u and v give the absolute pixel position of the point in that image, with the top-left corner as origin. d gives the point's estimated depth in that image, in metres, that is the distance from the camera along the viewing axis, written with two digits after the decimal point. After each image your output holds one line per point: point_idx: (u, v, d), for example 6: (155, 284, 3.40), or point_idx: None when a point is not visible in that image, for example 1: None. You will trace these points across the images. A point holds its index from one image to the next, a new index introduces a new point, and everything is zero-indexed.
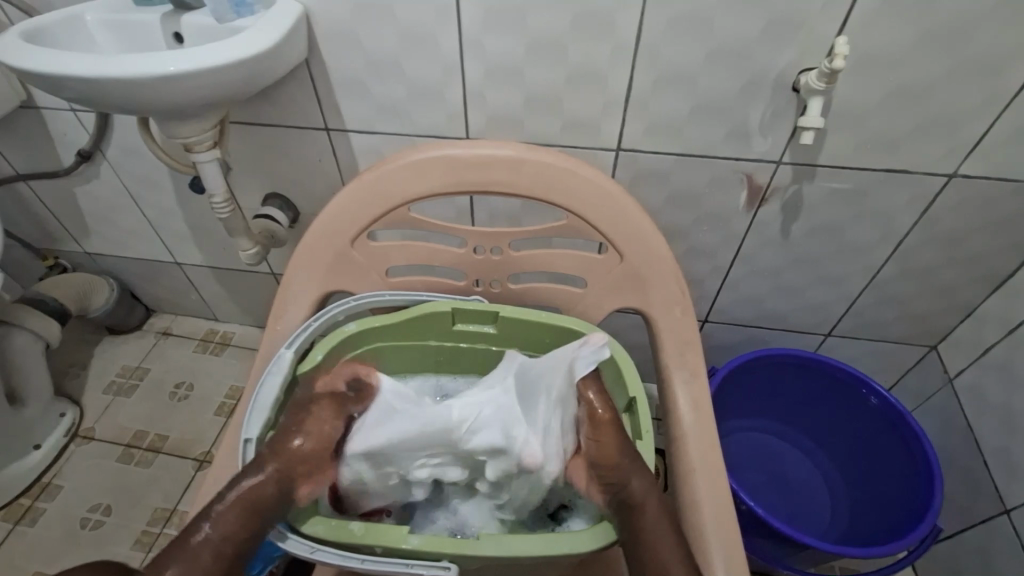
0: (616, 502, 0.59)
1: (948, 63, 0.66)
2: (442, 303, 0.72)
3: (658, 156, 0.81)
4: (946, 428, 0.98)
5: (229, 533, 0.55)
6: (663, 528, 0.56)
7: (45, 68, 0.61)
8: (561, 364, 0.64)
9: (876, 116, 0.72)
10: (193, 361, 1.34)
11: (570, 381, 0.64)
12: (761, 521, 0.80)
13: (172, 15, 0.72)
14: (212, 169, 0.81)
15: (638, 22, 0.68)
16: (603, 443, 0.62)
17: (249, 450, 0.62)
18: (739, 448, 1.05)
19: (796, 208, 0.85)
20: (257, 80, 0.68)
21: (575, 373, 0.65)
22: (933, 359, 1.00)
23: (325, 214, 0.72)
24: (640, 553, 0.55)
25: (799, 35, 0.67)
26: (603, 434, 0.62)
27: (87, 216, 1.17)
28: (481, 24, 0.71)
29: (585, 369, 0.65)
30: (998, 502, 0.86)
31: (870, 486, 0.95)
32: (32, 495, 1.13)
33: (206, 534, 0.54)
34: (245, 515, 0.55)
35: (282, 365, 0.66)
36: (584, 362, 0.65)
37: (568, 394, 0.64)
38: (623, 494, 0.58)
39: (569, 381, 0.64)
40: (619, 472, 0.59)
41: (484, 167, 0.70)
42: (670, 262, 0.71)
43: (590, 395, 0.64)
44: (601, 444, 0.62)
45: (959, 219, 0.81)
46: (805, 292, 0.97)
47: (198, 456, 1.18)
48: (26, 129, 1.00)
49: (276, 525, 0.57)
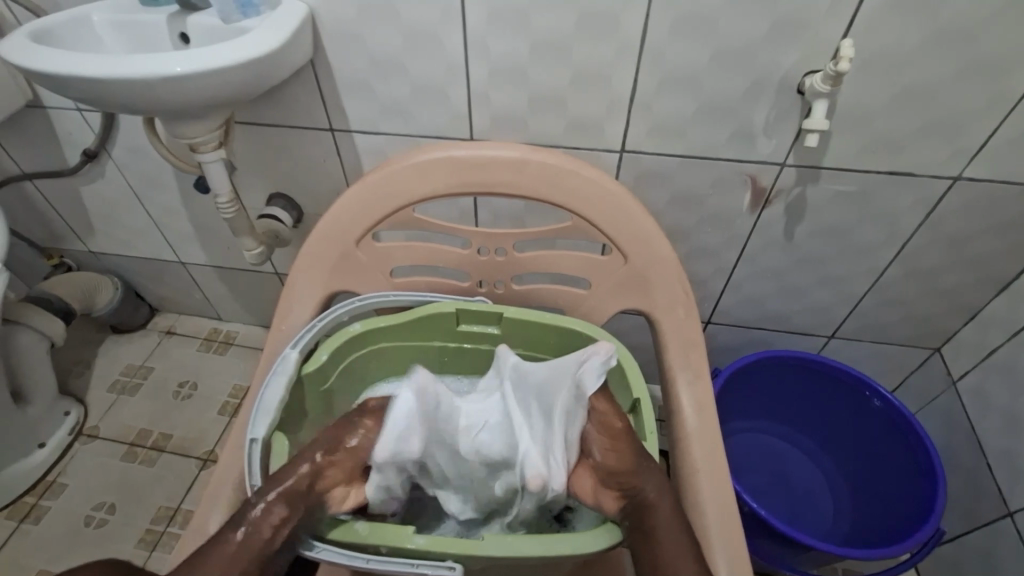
0: (628, 506, 0.58)
1: (952, 65, 0.66)
2: (447, 304, 0.72)
3: (662, 157, 0.81)
4: (949, 430, 0.98)
5: (262, 542, 0.54)
6: (676, 530, 0.56)
7: (54, 69, 0.61)
8: (569, 376, 0.64)
9: (880, 118, 0.72)
10: (197, 360, 1.34)
11: (578, 398, 0.64)
12: (763, 523, 0.80)
13: (178, 15, 0.72)
14: (217, 169, 0.82)
15: (642, 23, 0.68)
16: (614, 451, 0.62)
17: (254, 450, 0.61)
18: (742, 450, 1.04)
19: (800, 209, 0.85)
20: (262, 81, 0.68)
21: (583, 387, 0.64)
22: (937, 361, 1.00)
23: (330, 216, 0.73)
24: (652, 555, 0.55)
25: (803, 37, 0.67)
26: (615, 441, 0.62)
27: (92, 215, 1.17)
28: (486, 24, 0.71)
29: (595, 382, 0.64)
30: (1002, 505, 0.86)
31: (871, 487, 0.95)
32: (37, 493, 1.13)
33: (242, 539, 0.54)
34: (284, 514, 0.55)
35: (286, 365, 0.66)
36: (593, 373, 0.64)
37: (574, 407, 0.63)
38: (636, 498, 0.58)
39: (576, 395, 0.63)
40: (633, 476, 0.59)
41: (488, 167, 0.70)
42: (675, 265, 0.71)
43: (599, 406, 0.65)
44: (613, 450, 0.62)
45: (963, 221, 0.81)
46: (809, 293, 0.97)
47: (202, 455, 1.18)
48: (32, 128, 1.00)
49: (303, 536, 0.57)
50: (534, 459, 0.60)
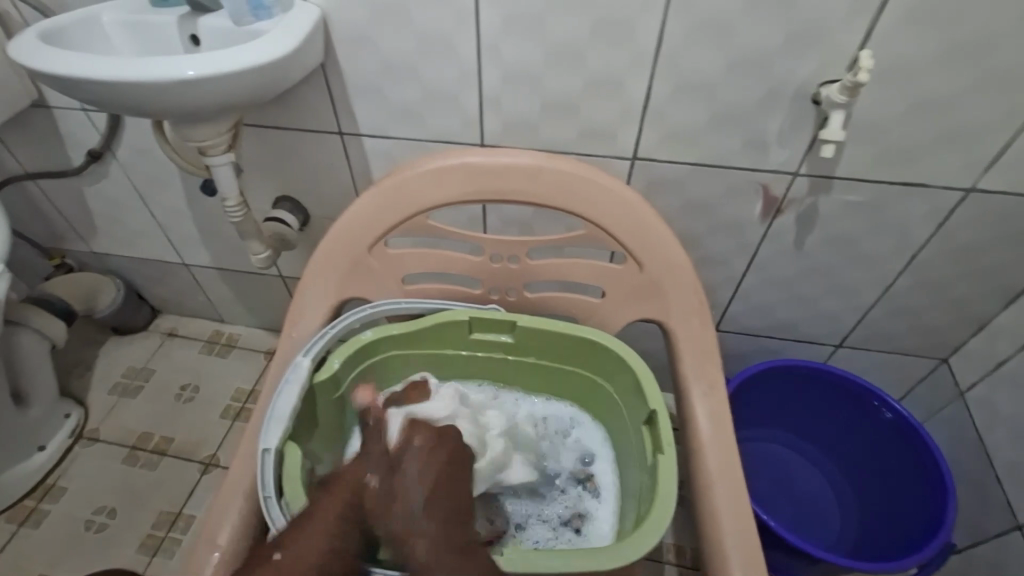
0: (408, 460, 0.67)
1: (970, 77, 0.66)
2: (461, 312, 0.74)
3: (673, 165, 0.81)
4: (957, 442, 0.97)
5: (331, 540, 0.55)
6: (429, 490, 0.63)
7: (62, 70, 0.60)
8: (564, 412, 0.83)
9: (895, 128, 0.72)
10: (198, 362, 1.33)
11: (575, 420, 0.82)
12: (774, 535, 0.79)
13: (189, 17, 0.72)
14: (225, 172, 0.81)
15: (658, 31, 0.68)
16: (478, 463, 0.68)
17: (267, 460, 0.62)
18: (752, 459, 1.04)
19: (811, 218, 0.84)
20: (270, 87, 0.67)
21: (576, 419, 0.82)
22: (944, 371, 1.00)
23: (343, 222, 0.72)
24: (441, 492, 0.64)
25: (822, 46, 0.66)
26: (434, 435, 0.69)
27: (94, 215, 1.16)
28: (499, 30, 0.70)
29: (574, 411, 0.83)
30: (1010, 518, 0.85)
31: (884, 500, 0.95)
32: (36, 496, 1.12)
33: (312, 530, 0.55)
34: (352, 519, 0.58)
35: (299, 373, 0.67)
36: (559, 413, 0.83)
37: (592, 429, 0.82)
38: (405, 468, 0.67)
39: (574, 419, 0.82)
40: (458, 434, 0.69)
41: (505, 174, 0.70)
42: (692, 275, 0.70)
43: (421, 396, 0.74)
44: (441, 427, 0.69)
45: (976, 233, 0.81)
46: (819, 302, 0.96)
47: (204, 459, 1.17)
48: (37, 129, 0.99)
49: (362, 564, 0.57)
50: (597, 463, 0.80)
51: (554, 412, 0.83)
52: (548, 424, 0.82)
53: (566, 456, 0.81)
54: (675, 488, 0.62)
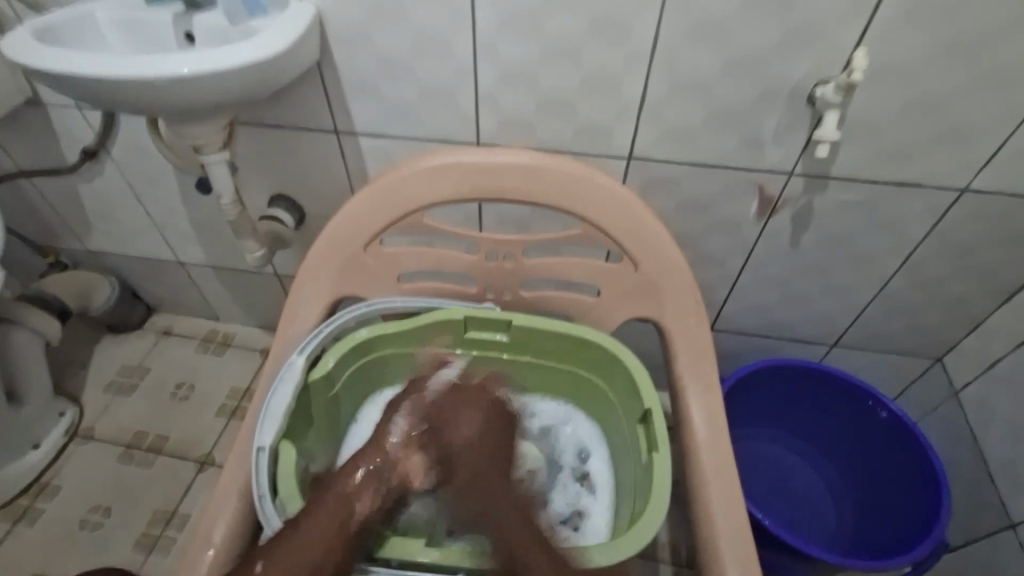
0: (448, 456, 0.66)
1: (965, 77, 0.66)
2: (456, 311, 0.74)
3: (669, 164, 0.81)
4: (952, 441, 0.98)
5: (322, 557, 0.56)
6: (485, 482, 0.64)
7: (53, 69, 0.60)
8: (559, 410, 0.83)
9: (889, 128, 0.72)
10: (194, 361, 1.32)
11: (569, 417, 0.82)
12: (770, 535, 0.80)
13: (184, 15, 0.71)
14: (221, 170, 0.80)
15: (654, 29, 0.68)
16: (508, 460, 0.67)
17: (261, 459, 0.62)
18: (748, 458, 1.04)
19: (807, 218, 0.85)
20: (267, 84, 0.67)
21: (571, 416, 0.82)
22: (939, 370, 1.00)
23: (338, 221, 0.72)
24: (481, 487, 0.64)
25: (817, 45, 0.66)
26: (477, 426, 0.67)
27: (89, 212, 1.15)
28: (495, 28, 0.70)
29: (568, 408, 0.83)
30: (1004, 517, 0.86)
31: (878, 498, 0.95)
32: (30, 495, 1.12)
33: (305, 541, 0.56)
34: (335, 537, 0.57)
35: (294, 372, 0.67)
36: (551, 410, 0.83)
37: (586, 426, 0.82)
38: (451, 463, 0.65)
39: (567, 417, 0.82)
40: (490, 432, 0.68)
41: (501, 174, 0.70)
42: (687, 275, 0.71)
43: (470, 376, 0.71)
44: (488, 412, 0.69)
45: (970, 232, 0.81)
46: (814, 301, 0.97)
47: (199, 458, 1.17)
48: (30, 126, 0.99)
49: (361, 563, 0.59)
50: (594, 460, 0.80)
51: (547, 410, 0.83)
52: (542, 422, 0.82)
53: (562, 454, 0.80)
54: (671, 486, 0.62)
